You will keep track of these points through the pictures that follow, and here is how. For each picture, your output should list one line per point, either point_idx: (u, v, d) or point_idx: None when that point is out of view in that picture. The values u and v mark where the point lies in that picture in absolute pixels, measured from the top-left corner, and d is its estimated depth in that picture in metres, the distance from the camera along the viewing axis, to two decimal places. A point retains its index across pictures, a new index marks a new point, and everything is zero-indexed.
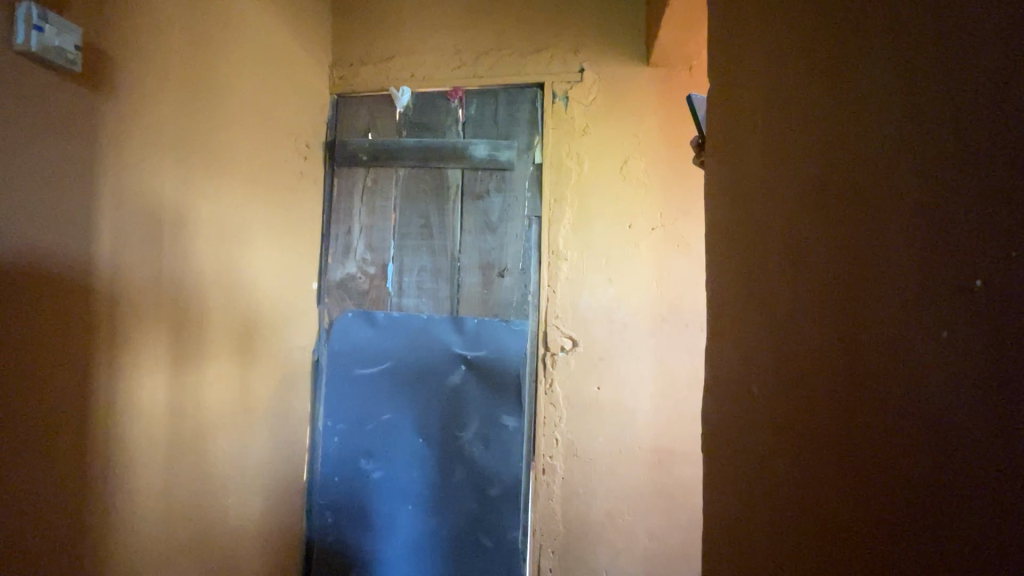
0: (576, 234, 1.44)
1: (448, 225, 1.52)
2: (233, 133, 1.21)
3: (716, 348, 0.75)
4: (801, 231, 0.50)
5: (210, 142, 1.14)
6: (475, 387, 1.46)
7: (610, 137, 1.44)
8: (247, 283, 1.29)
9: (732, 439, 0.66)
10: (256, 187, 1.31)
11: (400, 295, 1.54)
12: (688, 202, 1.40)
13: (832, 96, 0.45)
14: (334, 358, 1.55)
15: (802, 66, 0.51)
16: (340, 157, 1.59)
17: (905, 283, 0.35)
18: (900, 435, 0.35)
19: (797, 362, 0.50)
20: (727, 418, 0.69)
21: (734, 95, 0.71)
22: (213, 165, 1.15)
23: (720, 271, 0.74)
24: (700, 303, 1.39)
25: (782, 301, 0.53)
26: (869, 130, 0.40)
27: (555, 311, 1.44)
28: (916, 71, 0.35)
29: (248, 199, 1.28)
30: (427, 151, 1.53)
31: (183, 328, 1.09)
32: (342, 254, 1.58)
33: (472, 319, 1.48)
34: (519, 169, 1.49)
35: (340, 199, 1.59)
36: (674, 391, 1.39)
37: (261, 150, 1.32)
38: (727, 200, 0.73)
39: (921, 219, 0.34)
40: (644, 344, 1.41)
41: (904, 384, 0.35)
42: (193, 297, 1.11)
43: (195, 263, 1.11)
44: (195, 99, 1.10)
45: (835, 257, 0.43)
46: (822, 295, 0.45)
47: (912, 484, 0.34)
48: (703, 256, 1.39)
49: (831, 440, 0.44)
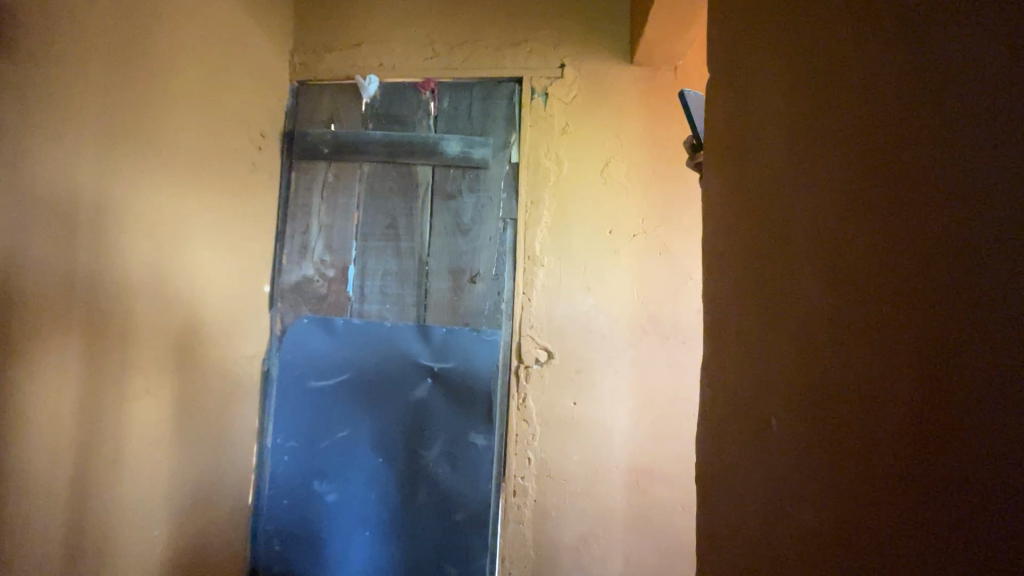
0: (554, 238, 1.35)
1: (416, 226, 1.40)
2: (172, 114, 1.08)
3: (715, 367, 0.67)
4: (812, 237, 0.45)
5: (143, 121, 1.00)
6: (441, 402, 1.34)
7: (591, 138, 1.36)
8: (185, 284, 1.14)
9: (735, 474, 0.58)
10: (199, 176, 1.17)
11: (362, 301, 1.41)
12: (672, 208, 1.34)
13: (853, 93, 0.41)
14: (286, 368, 1.41)
15: (821, 56, 0.46)
16: (299, 150, 1.46)
17: (983, 298, 0.29)
18: (980, 483, 0.29)
19: (801, 381, 0.46)
20: (729, 451, 0.60)
21: (744, 85, 0.63)
22: (146, 148, 1.01)
23: (721, 283, 0.66)
24: (682, 314, 1.32)
25: (789, 318, 0.48)
26: (896, 130, 0.36)
27: (530, 320, 1.35)
28: (1000, 44, 0.29)
29: (189, 189, 1.14)
30: (395, 145, 1.42)
31: (103, 334, 0.94)
32: (298, 255, 1.45)
33: (440, 328, 1.37)
34: (494, 168, 1.39)
35: (298, 195, 1.46)
36: (655, 406, 1.31)
37: (207, 137, 1.19)
38: (731, 203, 0.65)
39: (1007, 220, 0.27)
40: (624, 356, 1.33)
41: (986, 423, 0.28)
42: (116, 297, 0.96)
43: (120, 260, 0.97)
44: (126, 71, 0.96)
45: (849, 267, 0.40)
46: (833, 308, 0.41)
47: (1002, 546, 0.27)
48: (687, 264, 1.32)
49: (840, 464, 0.40)
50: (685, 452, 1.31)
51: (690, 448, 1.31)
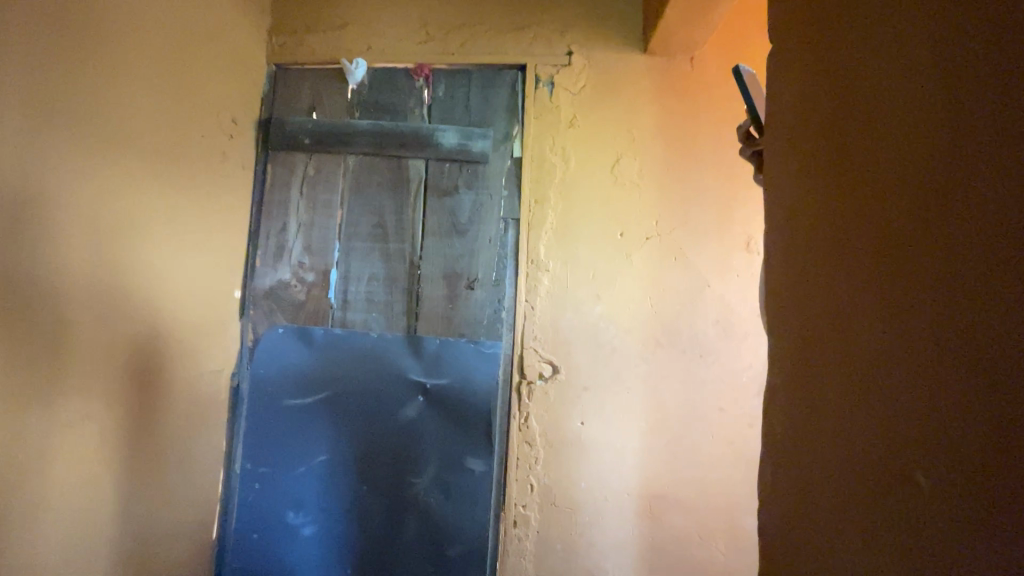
0: (560, 241, 1.23)
1: (407, 226, 1.27)
2: (119, 97, 0.94)
3: (787, 395, 0.55)
4: (896, 210, 0.40)
5: (78, 100, 0.87)
6: (433, 423, 1.20)
7: (601, 132, 1.25)
8: (133, 284, 0.99)
9: (829, 535, 0.46)
10: (152, 159, 1.01)
11: (345, 308, 1.26)
12: (689, 210, 1.22)
13: (955, 47, 0.35)
14: (257, 383, 1.25)
15: (907, 18, 0.40)
16: (276, 141, 1.31)
17: None
18: None
19: (884, 375, 0.40)
20: (817, 502, 0.48)
21: (817, 51, 0.52)
22: (76, 119, 0.86)
23: (794, 292, 0.54)
24: (699, 325, 1.21)
25: (869, 305, 0.42)
26: (1018, 79, 0.31)
27: (533, 331, 1.22)
28: None
29: (139, 174, 0.98)
30: (384, 136, 1.28)
31: (16, 339, 0.78)
32: (274, 257, 1.29)
33: (433, 339, 1.23)
34: (494, 163, 1.26)
35: (275, 191, 1.31)
36: (670, 427, 1.20)
37: (162, 115, 1.03)
38: (802, 196, 0.53)
39: None
40: (636, 371, 1.21)
41: None
42: (36, 295, 0.81)
43: (41, 250, 0.81)
44: (50, 25, 0.82)
45: (954, 238, 0.35)
46: (925, 301, 0.37)
47: None
48: (704, 270, 1.21)
49: (944, 461, 0.35)
50: (702, 477, 1.19)
51: (707, 472, 1.19)
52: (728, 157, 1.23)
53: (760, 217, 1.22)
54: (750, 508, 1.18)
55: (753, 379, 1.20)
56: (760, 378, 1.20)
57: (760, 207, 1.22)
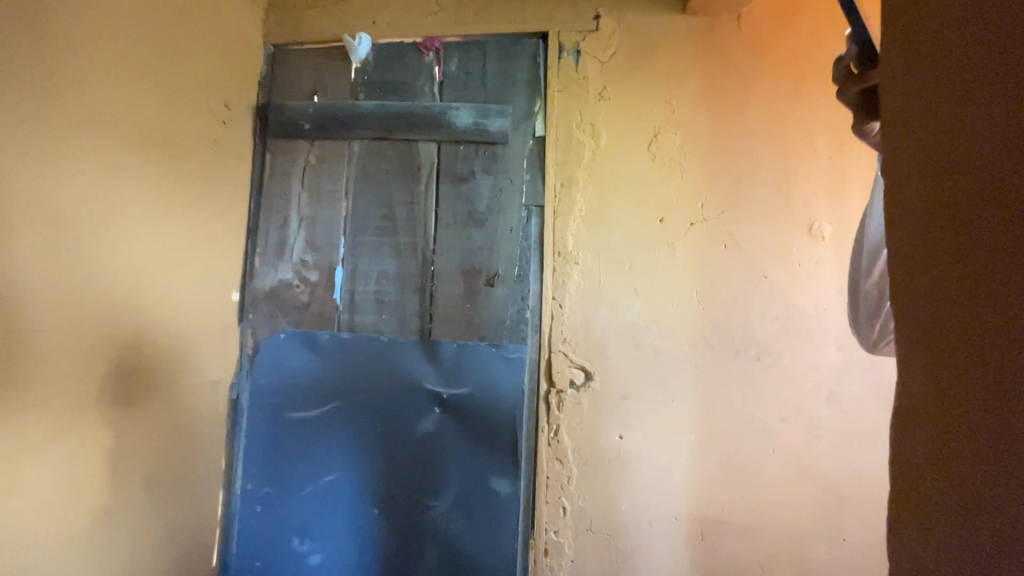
0: (591, 230, 1.08)
1: (419, 218, 1.13)
2: (92, 79, 0.84)
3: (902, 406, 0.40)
4: None
5: (40, 82, 0.76)
6: (450, 439, 1.06)
7: (636, 104, 1.10)
8: (113, 285, 0.87)
9: None
10: (131, 145, 0.90)
11: (352, 311, 1.13)
12: (739, 190, 1.06)
13: None
14: (258, 394, 1.14)
15: None
16: (275, 128, 1.19)
17: None
18: None
19: None
20: None
21: None
22: (36, 100, 0.76)
23: (912, 287, 0.39)
24: (756, 323, 1.05)
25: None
26: None
27: (562, 333, 1.07)
28: None
29: (114, 158, 0.88)
30: (390, 117, 1.14)
31: None
32: (275, 256, 1.17)
33: (450, 343, 1.09)
34: (515, 143, 1.11)
35: (274, 183, 1.19)
36: (724, 440, 1.04)
37: (142, 96, 0.92)
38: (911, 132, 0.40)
39: None
40: (682, 376, 1.05)
41: None
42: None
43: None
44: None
45: None
46: None
47: None
48: (759, 259, 1.05)
49: None
50: (763, 498, 1.03)
51: (768, 492, 1.03)
52: (784, 128, 1.07)
53: (823, 196, 1.05)
54: (822, 533, 1.02)
55: (820, 384, 1.03)
56: (828, 383, 1.03)
57: (822, 185, 1.05)
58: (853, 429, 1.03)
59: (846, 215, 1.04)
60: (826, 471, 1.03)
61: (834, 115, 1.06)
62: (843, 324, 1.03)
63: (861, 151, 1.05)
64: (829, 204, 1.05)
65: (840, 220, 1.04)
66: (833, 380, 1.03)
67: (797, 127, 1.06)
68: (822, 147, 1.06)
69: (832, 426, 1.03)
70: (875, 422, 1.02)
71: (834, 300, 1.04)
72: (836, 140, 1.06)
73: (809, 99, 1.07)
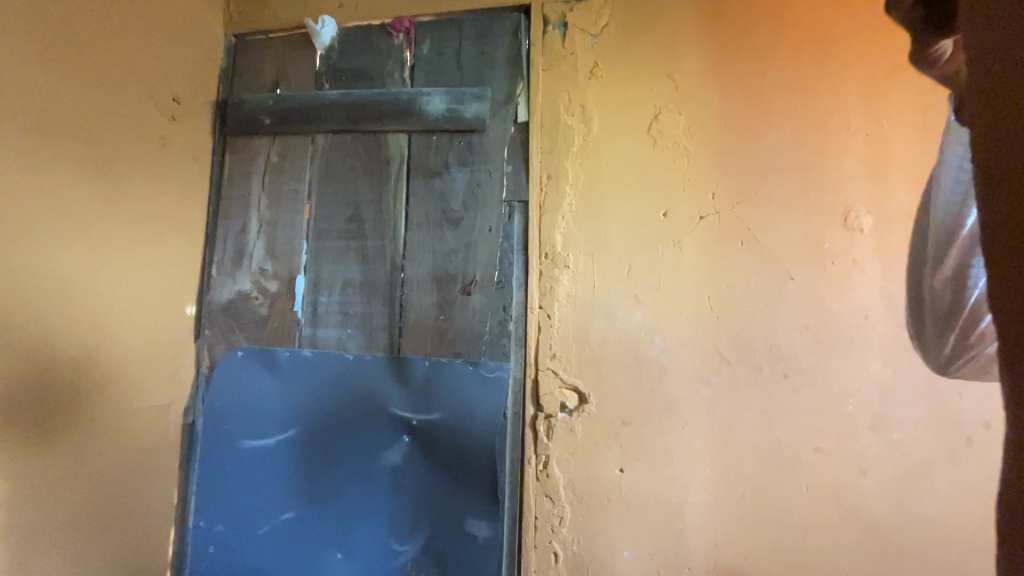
0: (583, 227, 0.93)
1: (387, 219, 1.00)
2: None
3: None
4: None
5: None
6: (421, 472, 0.92)
7: (632, 82, 0.95)
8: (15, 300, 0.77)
9: None
10: (34, 144, 0.80)
11: (315, 325, 1.01)
12: (756, 176, 0.90)
13: None
14: (211, 419, 1.01)
15: None
16: (234, 125, 1.08)
17: None
18: None
19: None
20: None
21: None
22: None
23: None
24: (781, 334, 0.88)
25: None
26: None
27: (550, 347, 0.92)
28: None
29: (18, 156, 0.78)
30: (355, 107, 1.02)
31: None
32: (233, 265, 1.06)
33: (421, 361, 0.95)
34: (494, 131, 0.98)
35: (234, 185, 1.08)
36: (745, 474, 0.87)
37: (51, 89, 0.83)
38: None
39: None
40: (692, 398, 0.89)
41: None
42: None
43: None
44: None
45: None
46: None
47: None
48: (783, 257, 0.88)
49: None
50: (795, 546, 0.85)
51: (802, 538, 0.85)
52: (808, 102, 0.90)
53: (860, 180, 0.88)
54: None
55: (863, 408, 0.85)
56: (872, 406, 0.85)
57: (857, 167, 0.88)
58: (906, 463, 0.84)
59: (888, 202, 0.87)
60: (874, 514, 0.84)
61: (869, 83, 0.89)
62: (888, 334, 0.85)
63: (904, 124, 0.87)
64: (867, 189, 0.87)
65: (880, 208, 0.87)
66: (878, 403, 0.85)
67: (825, 99, 0.90)
68: (856, 122, 0.88)
69: (879, 458, 0.85)
70: (933, 454, 0.83)
71: (877, 305, 0.86)
72: (874, 112, 0.88)
73: (838, 67, 0.90)
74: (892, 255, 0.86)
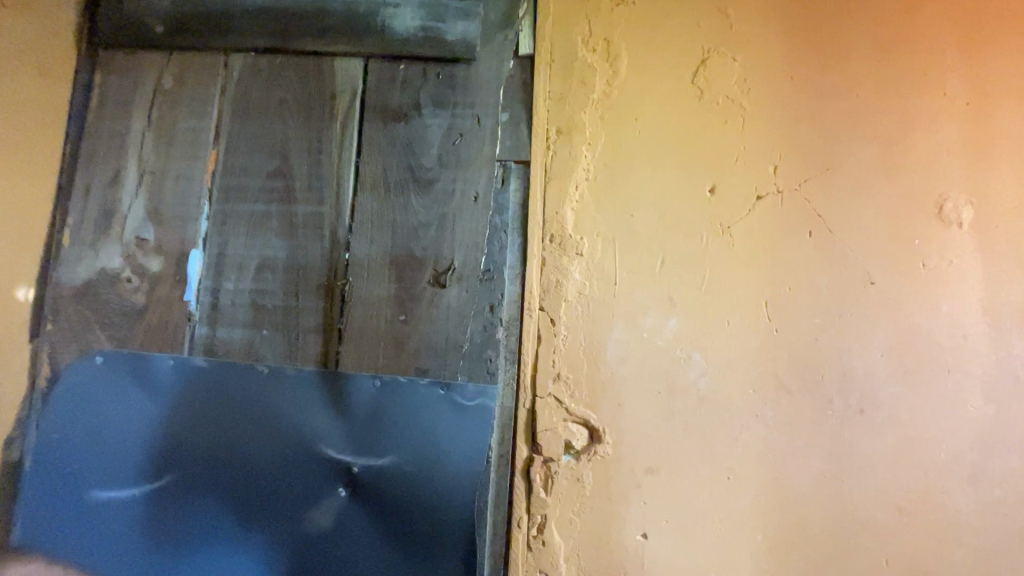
0: (602, 203, 0.69)
1: (329, 176, 0.71)
2: None
3: None
4: None
5: None
6: (361, 543, 0.64)
7: (673, 14, 0.71)
8: None
9: None
10: None
11: (215, 321, 0.70)
12: (829, 147, 0.69)
13: None
14: (46, 459, 0.67)
15: None
16: (107, 31, 0.75)
17: None
18: None
19: None
20: None
21: None
22: None
23: None
24: (858, 356, 0.66)
25: None
26: None
27: (553, 365, 0.67)
28: None
29: None
30: (290, 18, 0.73)
31: None
32: (95, 231, 0.73)
33: (369, 380, 0.67)
34: (485, 64, 0.71)
35: (103, 117, 0.75)
36: (807, 543, 0.65)
37: None
38: None
39: None
40: (742, 440, 0.66)
41: None
42: None
43: None
44: None
45: None
46: None
47: None
48: (862, 256, 0.67)
49: None
50: None
51: None
52: (896, 55, 0.70)
53: (958, 161, 0.68)
54: None
55: (958, 457, 0.65)
56: (969, 454, 0.65)
57: (956, 144, 0.68)
58: (1009, 531, 0.64)
59: (992, 192, 0.68)
60: None
61: (970, 40, 0.70)
62: (989, 361, 0.66)
63: (1009, 95, 0.69)
64: (967, 174, 0.68)
65: (983, 198, 0.68)
66: (976, 450, 0.65)
67: (916, 55, 0.70)
68: (954, 87, 0.69)
69: (976, 524, 0.65)
70: None
71: (976, 323, 0.66)
72: (975, 78, 0.69)
73: (933, 16, 0.70)
74: (994, 260, 0.67)
